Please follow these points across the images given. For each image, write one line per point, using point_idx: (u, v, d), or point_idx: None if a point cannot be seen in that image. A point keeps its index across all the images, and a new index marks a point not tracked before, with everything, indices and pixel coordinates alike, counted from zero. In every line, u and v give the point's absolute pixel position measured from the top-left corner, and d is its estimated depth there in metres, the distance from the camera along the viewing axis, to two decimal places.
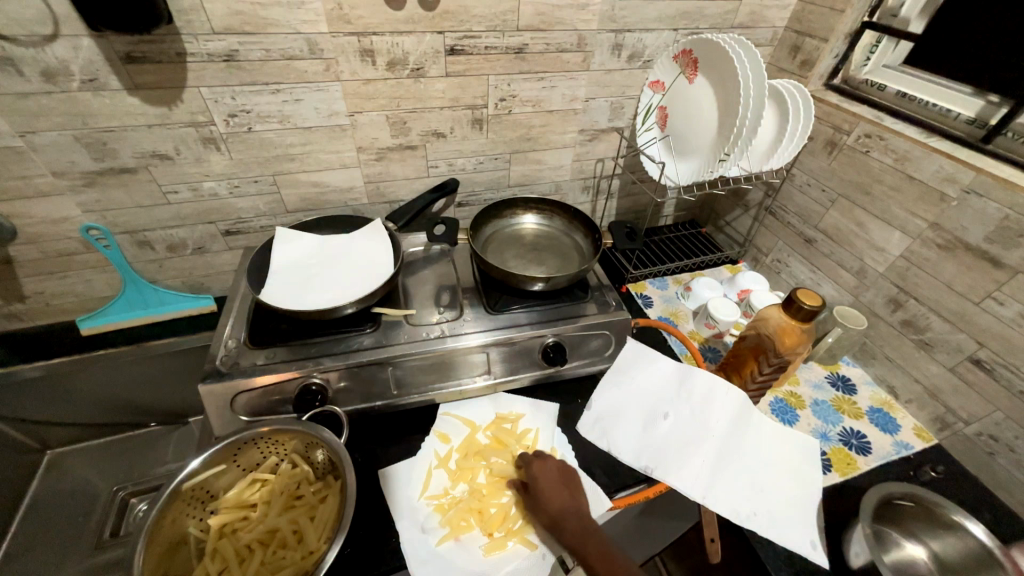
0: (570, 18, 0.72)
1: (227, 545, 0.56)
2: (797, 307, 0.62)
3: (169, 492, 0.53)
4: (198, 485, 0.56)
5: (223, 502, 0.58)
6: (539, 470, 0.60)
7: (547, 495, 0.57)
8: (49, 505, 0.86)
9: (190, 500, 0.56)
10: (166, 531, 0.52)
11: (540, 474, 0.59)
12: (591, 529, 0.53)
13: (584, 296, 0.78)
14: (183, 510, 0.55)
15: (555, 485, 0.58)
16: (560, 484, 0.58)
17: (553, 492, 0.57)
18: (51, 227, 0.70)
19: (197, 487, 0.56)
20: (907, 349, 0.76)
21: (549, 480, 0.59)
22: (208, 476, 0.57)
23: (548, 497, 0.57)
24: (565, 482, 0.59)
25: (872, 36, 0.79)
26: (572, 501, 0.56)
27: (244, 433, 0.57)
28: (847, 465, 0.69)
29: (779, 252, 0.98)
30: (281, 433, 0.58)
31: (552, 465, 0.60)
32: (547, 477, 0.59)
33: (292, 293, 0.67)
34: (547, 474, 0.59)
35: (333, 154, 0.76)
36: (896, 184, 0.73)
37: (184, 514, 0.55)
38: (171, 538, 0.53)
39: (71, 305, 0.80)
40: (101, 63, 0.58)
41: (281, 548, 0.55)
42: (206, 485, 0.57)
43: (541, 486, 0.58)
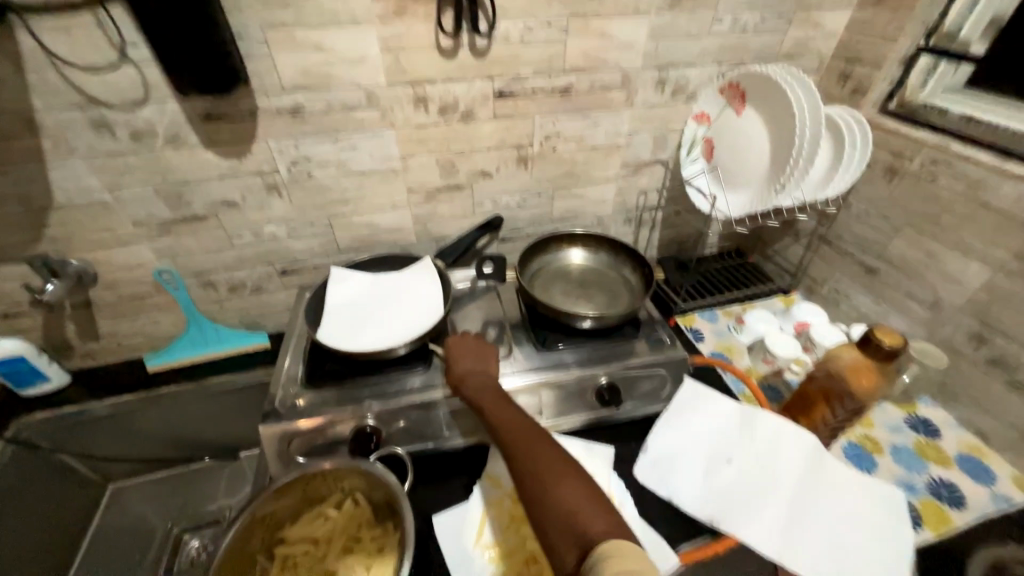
0: (615, 59, 0.73)
1: None
2: (875, 346, 0.58)
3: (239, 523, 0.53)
4: (266, 514, 0.56)
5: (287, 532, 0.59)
6: (455, 343, 0.68)
7: (461, 368, 0.64)
8: (110, 541, 0.89)
9: (257, 529, 0.56)
10: (235, 560, 0.53)
11: (453, 348, 0.67)
12: (513, 416, 0.56)
13: (635, 333, 0.75)
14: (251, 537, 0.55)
15: (474, 362, 0.65)
16: (477, 357, 0.66)
17: (458, 364, 0.64)
18: (128, 272, 0.75)
19: (264, 516, 0.56)
20: (998, 389, 0.69)
21: (469, 354, 0.66)
22: (276, 506, 0.57)
23: (468, 375, 0.63)
24: (482, 356, 0.66)
25: (930, 60, 0.76)
26: (482, 371, 0.64)
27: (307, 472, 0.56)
28: (940, 522, 0.62)
29: (836, 282, 0.93)
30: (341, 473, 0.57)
31: (469, 340, 0.68)
32: (464, 356, 0.66)
33: (346, 332, 0.68)
34: (464, 350, 0.67)
35: (385, 196, 0.78)
36: (972, 211, 0.69)
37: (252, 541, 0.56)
38: (239, 566, 0.54)
39: (139, 343, 0.85)
40: (182, 123, 0.63)
41: None
42: (273, 514, 0.57)
43: (457, 359, 0.65)
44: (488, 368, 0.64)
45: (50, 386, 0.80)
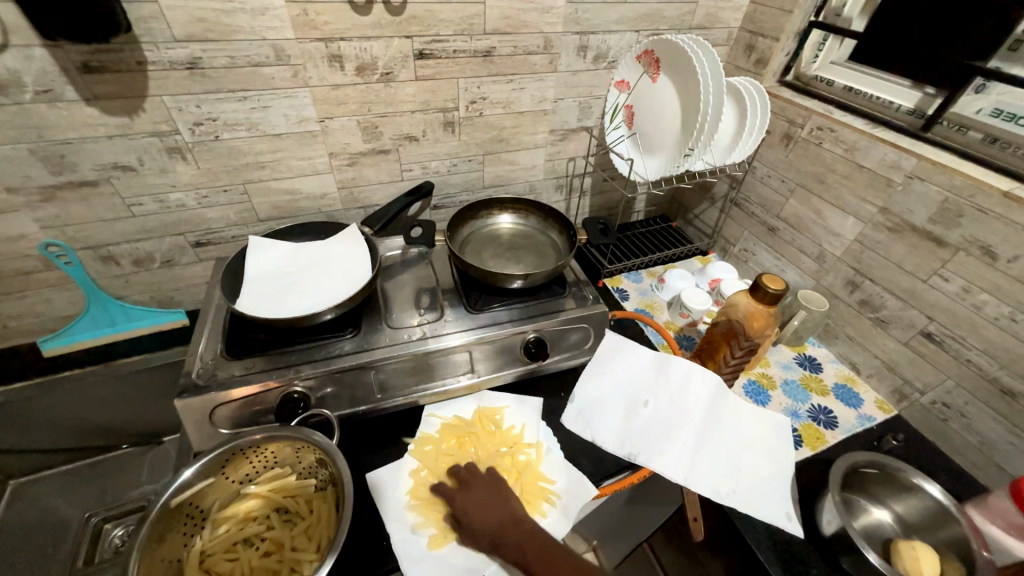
0: (536, 22, 0.74)
1: (221, 557, 0.55)
2: (763, 291, 0.65)
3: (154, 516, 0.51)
4: (189, 501, 0.55)
5: (221, 521, 0.57)
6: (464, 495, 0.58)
7: (474, 515, 0.56)
8: (17, 539, 0.82)
9: (183, 518, 0.55)
10: (159, 550, 0.51)
11: (462, 500, 0.57)
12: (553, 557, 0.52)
13: (562, 291, 0.79)
14: (174, 529, 0.54)
15: (482, 505, 0.57)
16: (488, 494, 0.58)
17: (479, 512, 0.56)
18: (8, 246, 0.67)
19: (186, 504, 0.55)
20: (866, 327, 0.81)
21: (482, 490, 0.59)
22: (195, 493, 0.55)
23: (494, 526, 0.55)
24: (493, 491, 0.59)
25: (820, 34, 0.84)
26: (500, 510, 0.57)
27: (211, 458, 0.55)
28: (816, 440, 0.73)
29: (745, 242, 1.02)
30: (262, 441, 0.58)
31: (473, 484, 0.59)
32: (473, 498, 0.58)
33: (269, 302, 0.66)
34: (474, 494, 0.58)
35: (305, 161, 0.75)
36: (848, 172, 0.78)
37: (175, 532, 0.54)
38: (165, 553, 0.52)
39: (30, 326, 0.77)
40: (56, 74, 0.56)
41: (276, 553, 0.56)
42: (196, 502, 0.56)
43: (470, 510, 0.56)
44: (514, 506, 0.57)
45: None
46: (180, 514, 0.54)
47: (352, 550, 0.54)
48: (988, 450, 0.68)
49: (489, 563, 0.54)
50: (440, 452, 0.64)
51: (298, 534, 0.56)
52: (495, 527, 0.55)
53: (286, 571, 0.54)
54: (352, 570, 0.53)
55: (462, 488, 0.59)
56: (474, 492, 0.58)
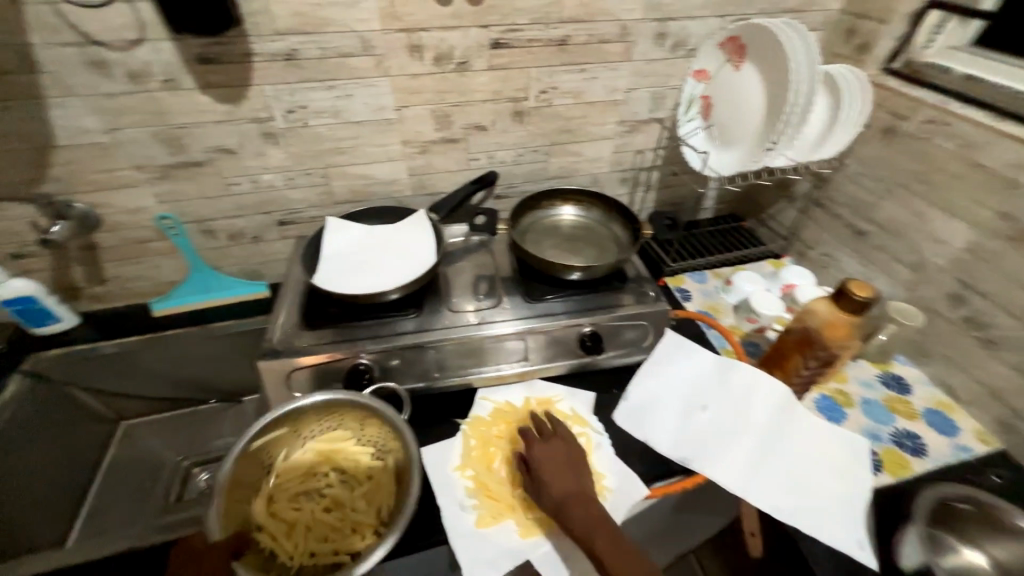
0: (613, 9, 0.72)
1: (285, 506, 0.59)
2: (848, 298, 0.60)
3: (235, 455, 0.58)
4: (265, 446, 0.61)
5: (286, 471, 0.62)
6: (540, 451, 0.59)
7: (548, 473, 0.57)
8: (126, 471, 0.95)
9: (256, 460, 0.61)
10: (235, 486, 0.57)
11: (539, 453, 0.59)
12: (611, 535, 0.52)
13: (622, 287, 0.78)
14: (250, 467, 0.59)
15: (559, 470, 0.57)
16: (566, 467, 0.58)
17: (558, 474, 0.57)
18: (131, 217, 0.77)
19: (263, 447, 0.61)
20: (970, 348, 0.72)
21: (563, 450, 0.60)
22: (272, 438, 0.62)
23: (562, 489, 0.55)
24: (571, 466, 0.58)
25: (939, 14, 0.74)
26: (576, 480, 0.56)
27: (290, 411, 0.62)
28: (899, 467, 0.66)
29: (826, 246, 0.94)
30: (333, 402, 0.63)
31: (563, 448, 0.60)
32: (550, 456, 0.59)
33: (342, 279, 0.71)
34: (551, 452, 0.59)
35: (381, 148, 0.79)
36: (961, 172, 0.69)
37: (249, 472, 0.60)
38: (239, 491, 0.58)
39: (144, 288, 0.88)
40: (177, 65, 0.63)
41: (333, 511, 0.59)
42: (270, 448, 0.62)
43: (546, 471, 0.57)
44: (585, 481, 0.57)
45: (61, 326, 0.85)
46: (253, 456, 0.60)
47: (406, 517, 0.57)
48: None
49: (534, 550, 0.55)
50: (490, 434, 0.65)
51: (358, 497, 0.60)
52: (564, 495, 0.55)
53: (346, 530, 0.57)
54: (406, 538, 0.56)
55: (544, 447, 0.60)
56: (556, 455, 0.59)
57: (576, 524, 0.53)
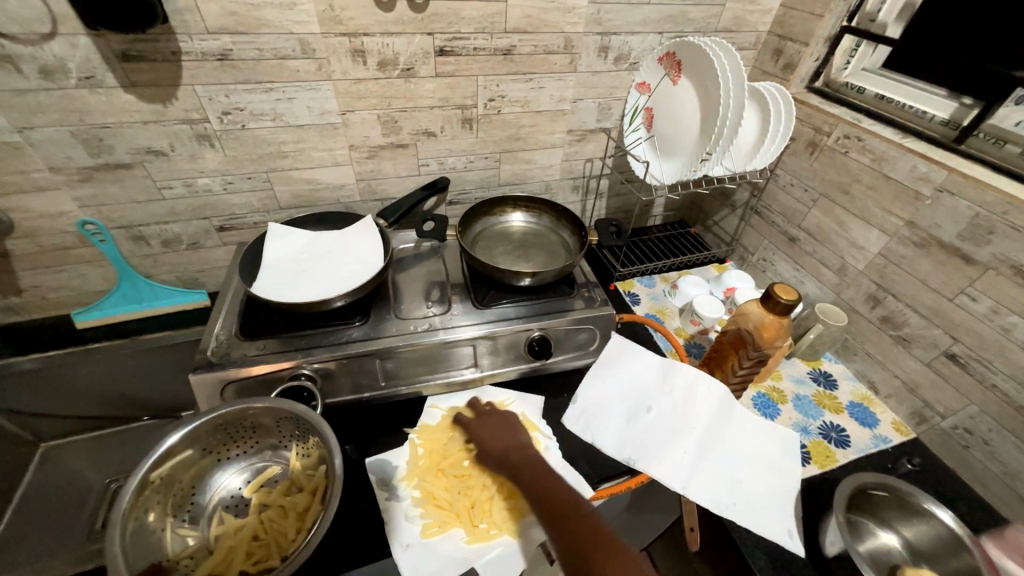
0: (557, 21, 0.74)
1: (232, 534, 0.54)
2: (774, 301, 0.64)
3: (137, 482, 0.50)
4: (166, 476, 0.54)
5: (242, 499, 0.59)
6: (479, 425, 0.64)
7: (486, 438, 0.62)
8: (45, 499, 0.87)
9: (160, 493, 0.54)
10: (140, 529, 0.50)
11: (476, 425, 0.64)
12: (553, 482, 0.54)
13: (570, 292, 0.79)
14: (157, 500, 0.53)
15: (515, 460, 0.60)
16: (502, 428, 0.64)
17: (492, 435, 0.62)
18: (48, 222, 0.72)
19: (167, 476, 0.54)
20: (886, 345, 0.78)
21: (496, 424, 0.64)
22: (176, 462, 0.55)
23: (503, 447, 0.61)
24: (507, 425, 0.64)
25: (853, 40, 0.82)
26: (511, 440, 0.62)
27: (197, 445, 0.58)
28: (825, 458, 0.70)
29: (764, 251, 1.00)
30: (240, 416, 0.58)
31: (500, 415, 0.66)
32: (485, 425, 0.64)
33: (283, 287, 0.69)
34: (486, 422, 0.64)
35: (326, 152, 0.77)
36: (874, 183, 0.75)
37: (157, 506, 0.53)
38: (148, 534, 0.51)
39: (67, 299, 0.82)
40: (98, 61, 0.60)
41: (279, 518, 0.55)
42: (177, 474, 0.56)
43: (484, 435, 0.63)
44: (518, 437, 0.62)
45: None
46: (158, 492, 0.54)
47: (352, 530, 0.56)
48: (1012, 481, 0.64)
49: (480, 557, 0.55)
50: (421, 450, 0.64)
51: (295, 510, 0.54)
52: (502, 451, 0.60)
53: (291, 535, 0.52)
54: (351, 551, 0.54)
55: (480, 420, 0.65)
56: (490, 422, 0.65)
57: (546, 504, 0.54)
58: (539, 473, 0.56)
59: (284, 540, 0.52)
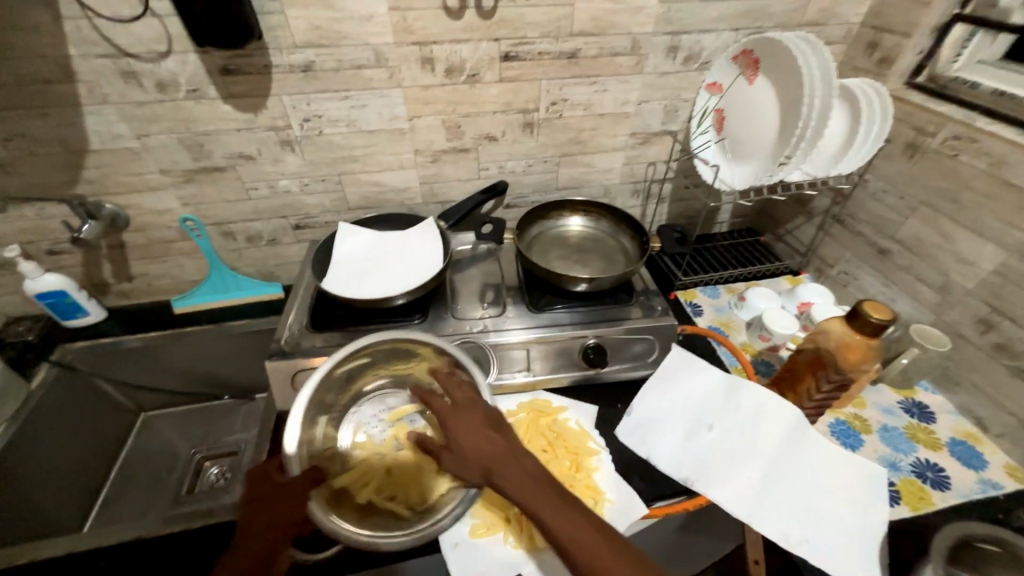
0: (625, 22, 0.72)
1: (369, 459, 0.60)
2: (864, 320, 0.57)
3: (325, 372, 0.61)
4: (344, 374, 0.65)
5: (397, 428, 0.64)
6: (450, 415, 0.54)
7: (465, 438, 0.52)
8: (140, 463, 0.98)
9: (331, 387, 0.64)
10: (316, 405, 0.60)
11: (451, 419, 0.54)
12: (562, 505, 0.47)
13: (628, 300, 0.77)
14: (330, 392, 0.64)
15: (470, 426, 0.53)
16: (478, 424, 0.53)
17: (472, 439, 0.52)
18: (156, 218, 0.81)
19: (346, 373, 0.65)
20: (1000, 377, 0.67)
21: (467, 418, 0.54)
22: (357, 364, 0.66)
23: (483, 454, 0.51)
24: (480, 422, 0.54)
25: (965, 28, 0.72)
26: (490, 436, 0.52)
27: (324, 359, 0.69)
28: (919, 500, 0.62)
29: (846, 264, 0.91)
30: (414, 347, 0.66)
31: (467, 408, 0.55)
32: (460, 419, 0.54)
33: (349, 284, 0.73)
34: (461, 415, 0.54)
35: (393, 156, 0.81)
36: (990, 190, 0.66)
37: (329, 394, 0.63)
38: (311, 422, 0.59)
39: (166, 286, 0.92)
40: (203, 75, 0.67)
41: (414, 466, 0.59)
42: (353, 372, 0.66)
43: (457, 433, 0.53)
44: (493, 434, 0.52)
45: (90, 320, 0.90)
46: (334, 383, 0.64)
47: (404, 521, 0.57)
48: None
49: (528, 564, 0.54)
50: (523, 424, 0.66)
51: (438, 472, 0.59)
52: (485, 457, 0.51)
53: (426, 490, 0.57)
54: (405, 543, 0.55)
55: (450, 411, 0.55)
56: (463, 415, 0.54)
57: (515, 490, 0.48)
58: (533, 486, 0.48)
59: (415, 493, 0.57)
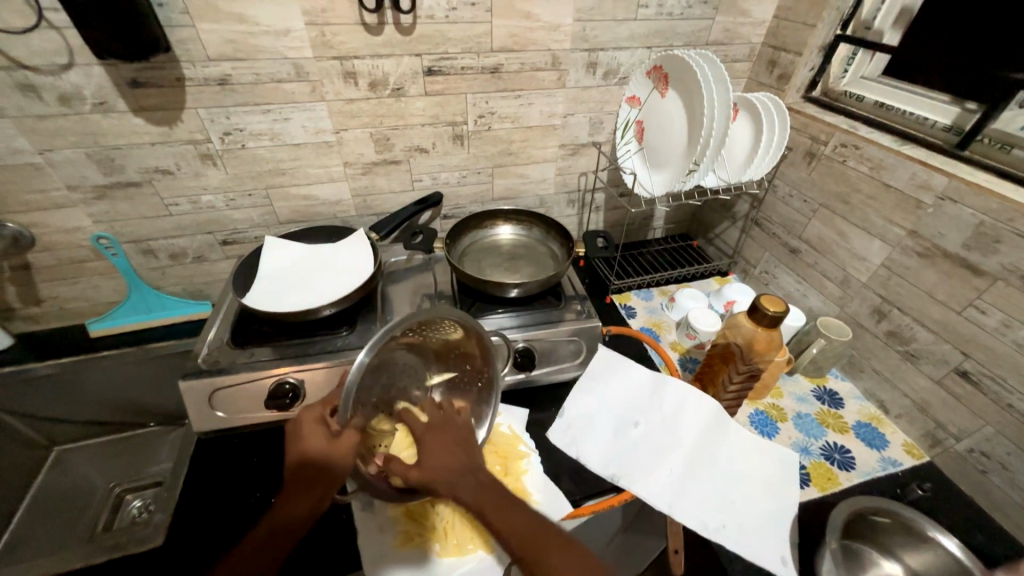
0: (543, 39, 0.76)
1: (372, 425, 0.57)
2: (761, 313, 0.62)
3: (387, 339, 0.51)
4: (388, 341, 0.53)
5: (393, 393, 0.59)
6: (423, 433, 0.54)
7: (431, 455, 0.51)
8: (50, 501, 0.90)
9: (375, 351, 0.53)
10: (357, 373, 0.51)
11: (422, 437, 0.53)
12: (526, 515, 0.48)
13: (558, 303, 0.79)
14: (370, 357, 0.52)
15: (443, 445, 0.52)
16: (449, 441, 0.53)
17: (440, 453, 0.51)
18: (66, 236, 0.77)
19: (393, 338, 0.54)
20: (895, 362, 0.73)
21: (434, 435, 0.53)
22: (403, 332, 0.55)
23: (446, 469, 0.50)
24: (453, 438, 0.53)
25: (848, 48, 0.80)
26: (460, 454, 0.52)
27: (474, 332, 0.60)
28: (827, 481, 0.66)
29: (765, 264, 0.97)
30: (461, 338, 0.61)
31: (441, 424, 0.54)
32: (431, 437, 0.53)
33: (274, 298, 0.71)
34: (432, 433, 0.53)
35: (322, 169, 0.81)
36: (873, 192, 0.73)
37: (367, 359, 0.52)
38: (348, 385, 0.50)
39: (82, 309, 0.87)
40: (110, 88, 0.65)
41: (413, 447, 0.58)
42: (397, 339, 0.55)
43: (426, 449, 0.52)
44: (462, 452, 0.52)
45: None
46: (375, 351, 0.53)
47: (324, 540, 0.55)
48: None
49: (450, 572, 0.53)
50: None
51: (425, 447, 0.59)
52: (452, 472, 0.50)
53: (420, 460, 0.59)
54: (323, 561, 0.54)
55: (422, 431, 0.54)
56: (434, 433, 0.54)
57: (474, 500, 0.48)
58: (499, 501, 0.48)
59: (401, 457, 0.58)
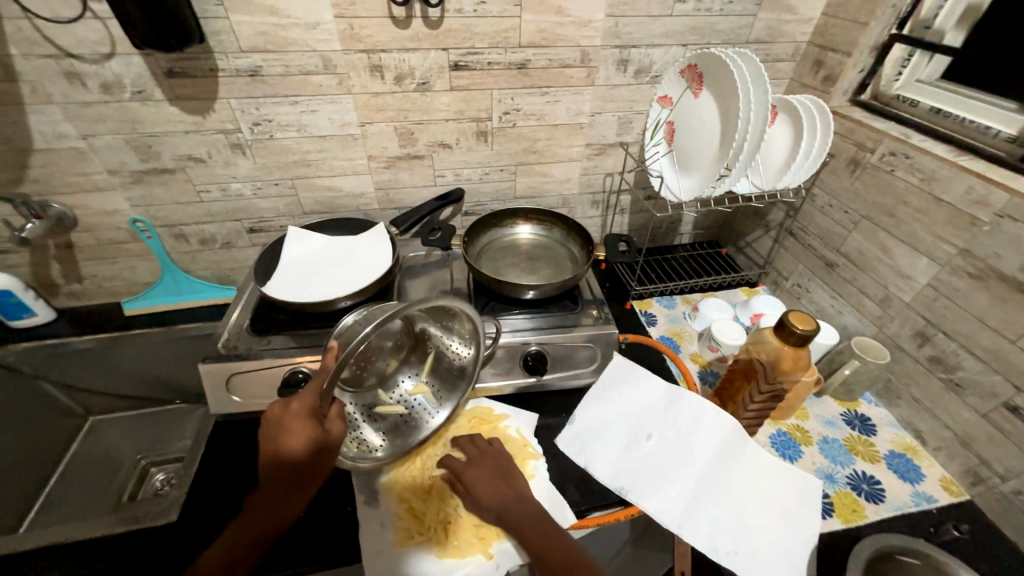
0: (573, 35, 0.74)
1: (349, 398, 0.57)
2: (788, 330, 0.58)
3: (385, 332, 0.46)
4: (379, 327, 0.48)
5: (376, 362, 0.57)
6: (468, 466, 0.60)
7: (479, 487, 0.57)
8: (83, 468, 0.95)
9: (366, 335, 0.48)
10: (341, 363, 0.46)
11: (468, 470, 0.59)
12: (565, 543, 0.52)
13: (574, 307, 0.77)
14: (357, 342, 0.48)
15: (487, 478, 0.58)
16: (493, 474, 0.59)
17: (487, 485, 0.57)
18: (105, 218, 0.81)
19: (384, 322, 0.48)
20: (936, 390, 0.68)
21: (482, 468, 0.60)
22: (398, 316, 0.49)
23: (495, 503, 0.56)
24: (498, 471, 0.59)
25: (904, 49, 0.74)
26: (506, 486, 0.58)
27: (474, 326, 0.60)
28: (851, 512, 0.62)
29: (799, 277, 0.92)
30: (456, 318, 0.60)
31: (485, 457, 0.61)
32: (477, 469, 0.59)
33: (293, 287, 0.72)
34: (478, 466, 0.60)
35: (346, 161, 0.81)
36: (922, 205, 0.67)
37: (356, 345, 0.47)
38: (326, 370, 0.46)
39: (119, 287, 0.92)
40: (148, 77, 0.67)
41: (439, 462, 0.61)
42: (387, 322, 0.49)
43: (474, 481, 0.58)
44: (510, 485, 0.58)
45: (38, 319, 0.89)
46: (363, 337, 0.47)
47: (325, 531, 0.56)
48: None
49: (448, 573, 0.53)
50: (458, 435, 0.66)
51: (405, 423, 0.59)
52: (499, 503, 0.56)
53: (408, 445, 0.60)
54: (324, 551, 0.54)
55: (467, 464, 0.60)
56: (480, 466, 0.60)
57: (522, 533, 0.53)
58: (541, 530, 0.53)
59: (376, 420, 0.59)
